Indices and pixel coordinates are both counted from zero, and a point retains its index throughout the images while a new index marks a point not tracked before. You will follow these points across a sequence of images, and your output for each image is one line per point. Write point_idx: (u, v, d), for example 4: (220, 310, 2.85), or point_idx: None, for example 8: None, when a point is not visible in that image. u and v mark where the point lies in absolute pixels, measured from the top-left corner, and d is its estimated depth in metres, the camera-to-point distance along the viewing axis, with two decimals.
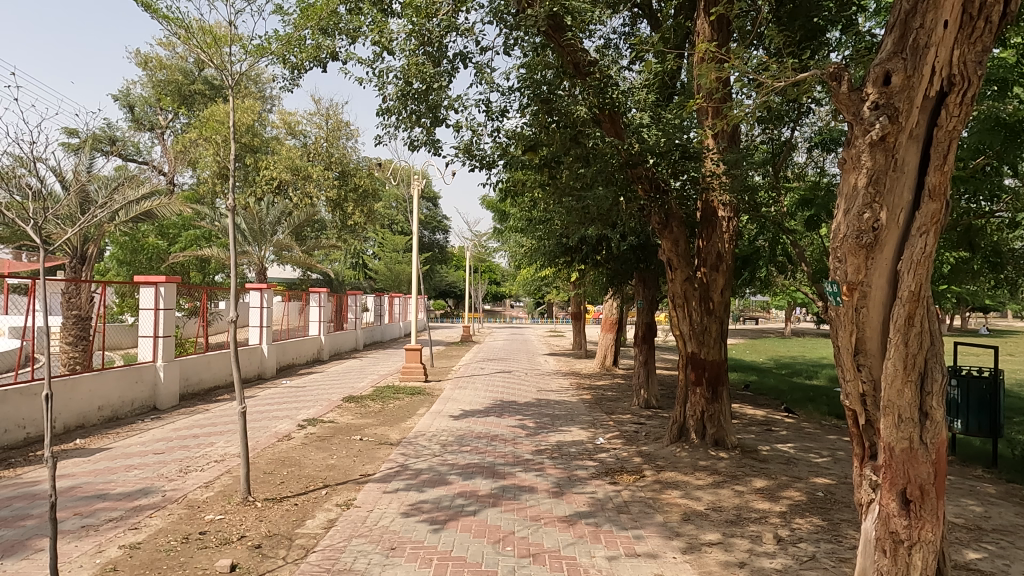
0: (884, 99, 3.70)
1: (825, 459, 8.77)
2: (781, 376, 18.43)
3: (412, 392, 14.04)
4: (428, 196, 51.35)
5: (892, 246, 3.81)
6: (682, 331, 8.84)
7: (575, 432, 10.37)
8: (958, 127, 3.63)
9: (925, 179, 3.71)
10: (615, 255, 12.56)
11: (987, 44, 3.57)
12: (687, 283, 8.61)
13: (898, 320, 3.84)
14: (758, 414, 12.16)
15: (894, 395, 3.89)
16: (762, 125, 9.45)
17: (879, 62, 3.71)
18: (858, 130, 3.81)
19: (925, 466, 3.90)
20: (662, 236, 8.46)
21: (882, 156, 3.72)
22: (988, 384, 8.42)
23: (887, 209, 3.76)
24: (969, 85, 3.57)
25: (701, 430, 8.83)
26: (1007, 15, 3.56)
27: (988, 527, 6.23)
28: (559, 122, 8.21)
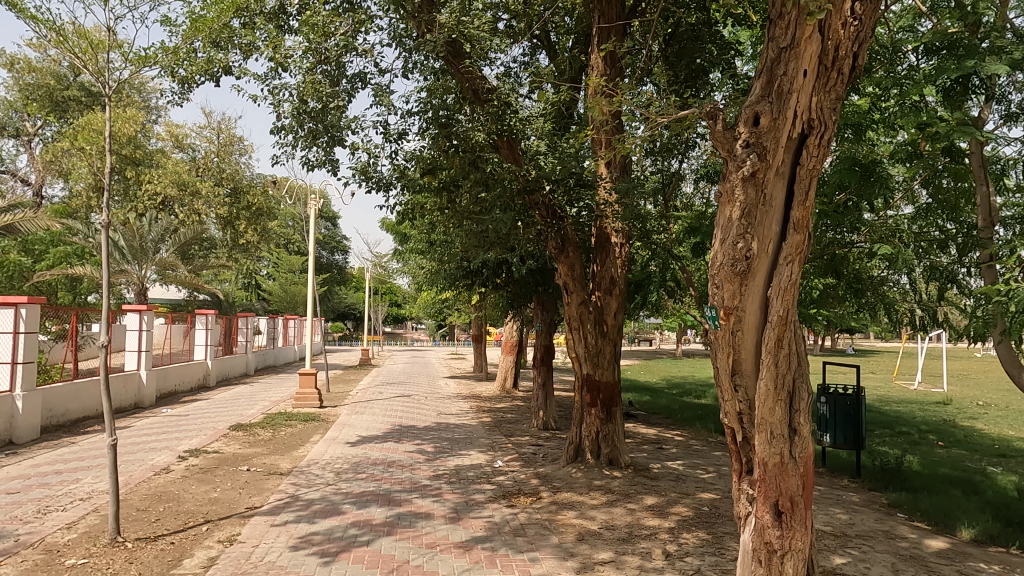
0: (753, 138, 4.00)
1: (710, 474, 9.22)
2: (673, 395, 19.30)
3: (306, 418, 13.52)
4: (328, 215, 50.20)
5: (763, 274, 4.11)
6: (578, 354, 9.07)
7: (474, 455, 10.35)
8: (817, 166, 3.98)
9: (790, 213, 4.04)
10: (514, 278, 12.76)
11: (841, 93, 3.93)
12: (583, 307, 8.89)
13: (769, 342, 4.12)
14: (650, 433, 12.64)
15: (767, 413, 4.17)
16: (652, 157, 9.97)
17: (749, 104, 4.02)
18: (732, 166, 4.10)
19: (794, 479, 4.19)
20: (559, 260, 8.70)
21: (753, 190, 4.03)
22: (852, 400, 9.12)
23: (758, 240, 4.05)
24: (826, 128, 3.93)
25: (596, 450, 9.05)
26: (857, 67, 3.95)
27: (852, 533, 6.75)
28: (458, 146, 8.15)
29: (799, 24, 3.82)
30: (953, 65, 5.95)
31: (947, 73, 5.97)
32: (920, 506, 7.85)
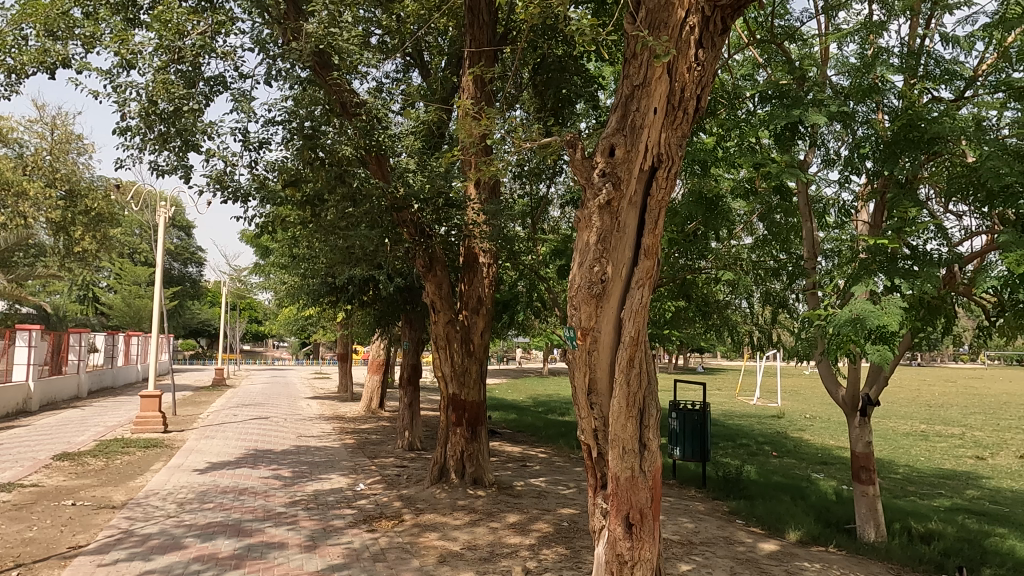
0: (609, 168, 4.23)
1: (571, 490, 9.50)
2: (538, 413, 19.75)
3: (147, 444, 12.36)
4: (182, 224, 46.75)
5: (616, 296, 4.33)
6: (445, 373, 9.05)
7: (335, 479, 9.96)
8: (665, 197, 4.27)
9: (642, 240, 4.29)
10: (382, 296, 12.54)
11: (686, 130, 4.25)
12: (450, 325, 8.88)
13: (622, 361, 4.35)
14: (515, 451, 12.82)
15: (619, 429, 4.37)
16: (521, 180, 10.25)
17: (606, 135, 4.25)
18: (589, 193, 4.31)
19: (644, 492, 4.40)
20: (426, 278, 8.70)
21: (608, 218, 4.25)
22: (699, 415, 9.79)
23: (612, 264, 4.27)
24: (674, 163, 4.24)
25: (461, 469, 9.04)
26: (700, 108, 4.30)
27: (697, 541, 7.21)
28: (324, 159, 7.78)
29: (650, 65, 4.09)
30: (783, 113, 6.65)
31: (778, 119, 6.68)
32: (756, 512, 8.56)
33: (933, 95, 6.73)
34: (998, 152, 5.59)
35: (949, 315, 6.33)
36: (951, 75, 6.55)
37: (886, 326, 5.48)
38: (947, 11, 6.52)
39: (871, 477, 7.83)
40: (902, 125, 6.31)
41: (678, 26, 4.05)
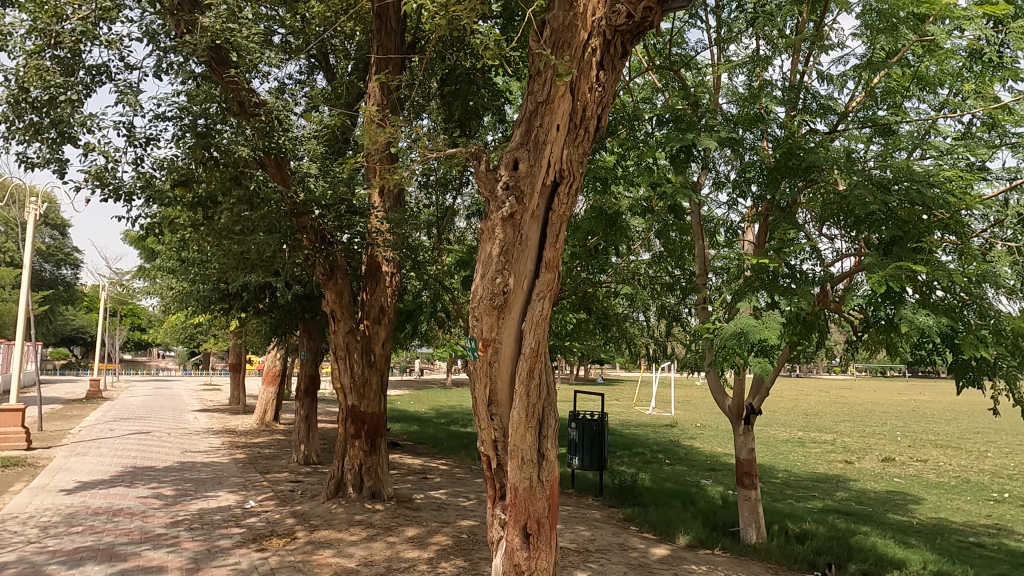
0: (512, 181, 4.29)
1: (471, 501, 9.48)
2: (441, 425, 19.61)
3: (6, 463, 11.21)
4: (55, 222, 43.01)
5: (518, 308, 4.38)
6: (344, 385, 8.81)
7: (222, 497, 9.43)
8: (566, 212, 4.38)
9: (543, 253, 4.38)
10: (279, 304, 12.06)
11: (587, 148, 4.38)
12: (349, 335, 8.69)
13: (522, 373, 4.40)
14: (415, 463, 12.65)
15: (518, 439, 4.42)
16: (427, 190, 10.20)
17: (509, 149, 4.31)
18: (492, 205, 4.35)
19: (542, 502, 4.46)
20: (326, 286, 8.50)
21: (511, 230, 4.30)
22: (597, 425, 10.04)
23: (514, 276, 4.32)
24: (574, 179, 4.36)
25: (359, 483, 8.80)
26: (600, 127, 4.45)
27: (593, 548, 7.38)
28: (220, 159, 7.37)
29: (553, 83, 4.19)
30: (678, 136, 7.00)
31: (674, 141, 7.02)
32: (649, 519, 8.88)
33: (811, 127, 7.27)
34: (865, 182, 6.13)
35: (821, 330, 6.85)
36: (826, 110, 7.13)
37: (767, 339, 5.85)
38: (823, 51, 7.10)
39: (753, 482, 8.30)
40: (783, 153, 6.79)
41: (581, 47, 4.19)
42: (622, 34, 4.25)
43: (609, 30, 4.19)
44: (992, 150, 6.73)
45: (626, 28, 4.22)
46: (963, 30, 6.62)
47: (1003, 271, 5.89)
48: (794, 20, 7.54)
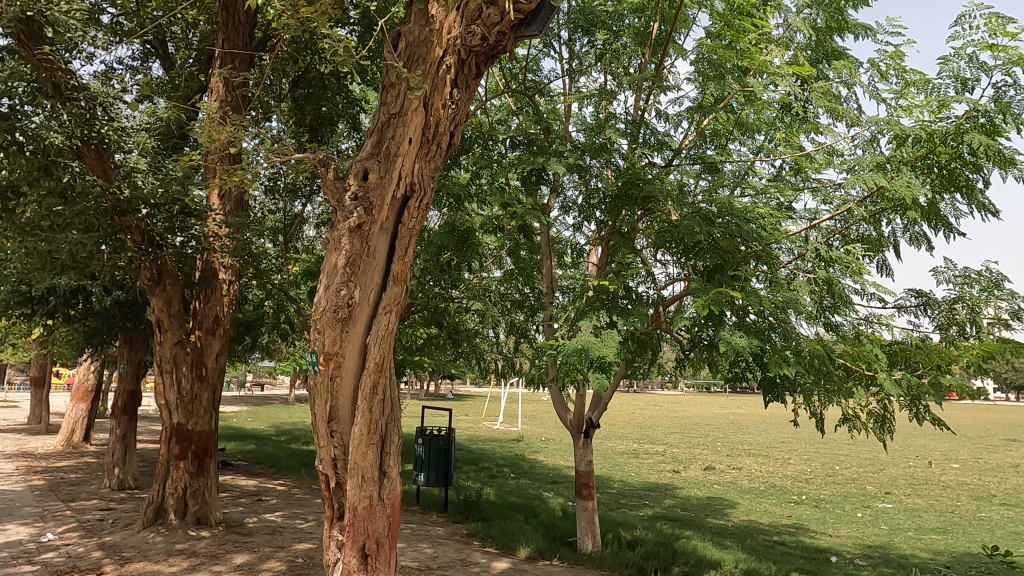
0: (361, 192, 4.20)
1: (309, 523, 9.03)
2: (280, 443, 18.55)
3: None
4: None
5: (362, 321, 4.29)
6: (168, 402, 8.07)
7: (11, 530, 8.20)
8: (415, 226, 4.35)
9: (391, 266, 4.32)
10: (95, 310, 10.82)
11: (439, 163, 4.39)
12: (178, 346, 7.98)
13: (365, 389, 4.30)
14: (249, 485, 11.84)
15: (359, 457, 4.29)
16: (274, 195, 9.69)
17: (359, 159, 4.21)
18: (340, 215, 4.24)
19: (381, 521, 4.35)
20: (152, 293, 7.76)
21: (358, 241, 4.22)
22: (444, 441, 10.00)
23: (359, 288, 4.24)
24: (425, 194, 4.36)
25: (182, 508, 8.07)
26: (453, 144, 4.48)
27: (435, 566, 7.30)
28: (27, 145, 6.50)
29: (407, 96, 4.17)
30: (530, 158, 7.23)
31: (525, 163, 7.25)
32: (491, 533, 8.98)
33: (650, 160, 7.83)
34: (694, 214, 6.70)
35: (654, 348, 7.34)
36: (663, 145, 7.72)
37: (605, 356, 6.18)
38: (662, 91, 7.70)
39: (590, 493, 8.68)
40: (625, 182, 7.26)
41: (435, 63, 4.22)
42: (476, 55, 4.33)
43: (464, 49, 4.26)
44: (797, 192, 7.65)
45: (480, 49, 4.32)
46: (777, 85, 7.48)
47: (804, 299, 6.67)
48: (638, 60, 8.12)
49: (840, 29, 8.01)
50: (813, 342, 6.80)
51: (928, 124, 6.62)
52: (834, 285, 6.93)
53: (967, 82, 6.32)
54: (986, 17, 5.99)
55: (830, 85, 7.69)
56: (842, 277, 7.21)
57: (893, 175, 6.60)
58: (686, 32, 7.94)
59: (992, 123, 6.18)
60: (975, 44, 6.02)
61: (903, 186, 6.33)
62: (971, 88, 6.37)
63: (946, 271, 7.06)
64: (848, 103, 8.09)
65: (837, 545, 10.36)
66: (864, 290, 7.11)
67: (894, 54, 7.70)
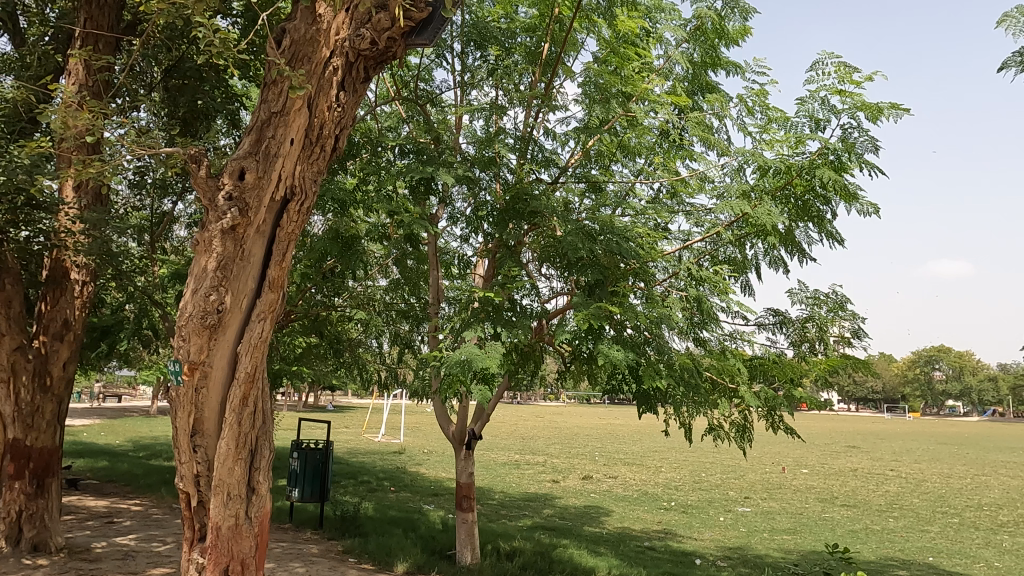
0: (237, 192, 3.99)
1: (167, 546, 8.36)
2: (138, 459, 17.11)
3: None
4: None
5: (233, 329, 4.07)
6: (3, 415, 7.22)
7: None
8: (295, 230, 4.18)
9: (267, 272, 4.12)
10: None
11: (322, 166, 4.25)
12: (17, 353, 7.16)
13: (233, 401, 4.07)
14: (99, 505, 10.79)
15: (225, 473, 4.05)
16: (139, 191, 8.97)
17: (235, 157, 4.00)
18: (212, 215, 4.00)
19: (248, 541, 4.11)
20: None
21: (231, 244, 4.00)
22: (321, 454, 9.63)
23: (231, 293, 4.01)
24: (307, 197, 4.19)
25: (16, 535, 7.16)
26: (339, 148, 4.35)
27: None
28: None
29: (289, 95, 4.00)
30: (419, 167, 7.16)
31: (414, 172, 7.16)
32: (368, 549, 8.74)
33: (537, 175, 8.00)
34: (577, 230, 6.91)
35: (536, 360, 7.47)
36: (550, 162, 7.92)
37: (488, 367, 6.20)
38: (551, 109, 7.91)
39: (471, 505, 8.68)
40: (513, 196, 7.36)
41: (321, 64, 4.09)
42: (365, 59, 4.25)
43: (352, 52, 4.15)
44: (672, 214, 8.11)
45: (370, 54, 4.23)
46: (657, 112, 7.92)
47: (676, 315, 7.06)
48: (528, 78, 8.30)
49: (714, 65, 8.60)
50: (683, 356, 7.21)
51: (787, 158, 7.24)
52: (702, 303, 7.39)
53: (820, 122, 6.99)
54: (836, 65, 6.66)
55: (704, 116, 8.23)
56: (711, 296, 7.71)
57: (756, 203, 7.15)
58: (575, 55, 8.21)
59: (840, 161, 6.86)
60: (827, 89, 6.67)
61: (765, 214, 6.87)
62: (823, 128, 7.04)
63: (800, 292, 7.75)
64: (720, 133, 8.70)
65: (701, 548, 10.98)
66: (729, 308, 7.64)
67: (760, 92, 8.38)
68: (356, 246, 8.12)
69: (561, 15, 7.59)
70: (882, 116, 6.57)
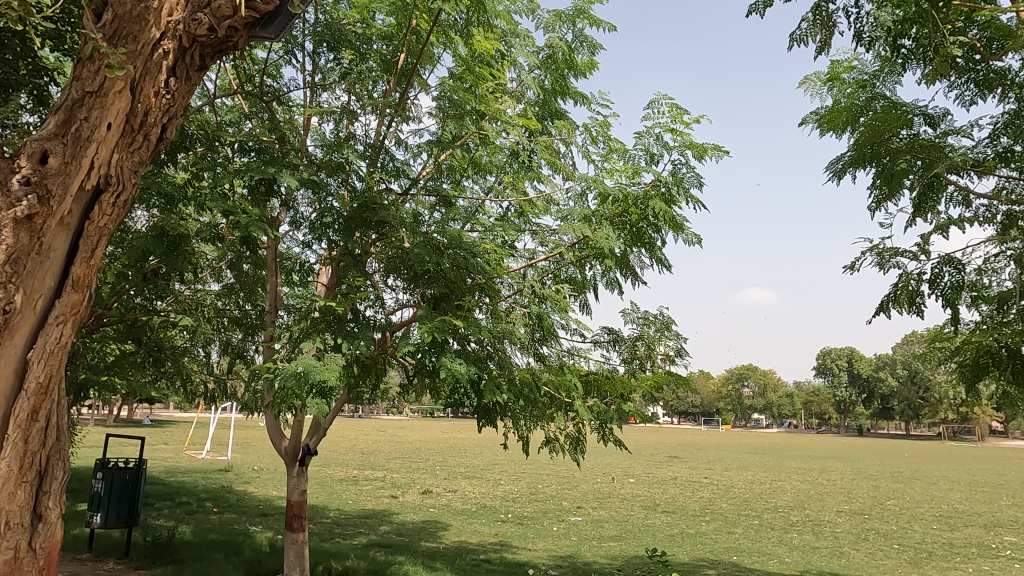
0: (36, 176, 3.50)
1: None
2: None
3: None
4: None
5: (23, 333, 3.54)
6: None
7: None
8: (108, 225, 3.80)
9: (70, 269, 3.68)
10: None
11: (143, 157, 3.89)
12: None
13: (20, 415, 3.59)
14: None
15: (5, 500, 3.55)
16: None
17: (36, 138, 3.50)
18: (0, 201, 3.43)
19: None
20: None
21: (26, 236, 3.48)
22: (131, 474, 8.71)
23: (22, 292, 3.48)
24: (122, 189, 3.80)
25: None
26: (165, 138, 4.01)
27: None
28: None
29: (109, 75, 3.58)
30: (259, 167, 6.71)
31: (254, 171, 6.68)
32: None
33: (387, 185, 7.87)
34: (425, 243, 6.88)
35: (378, 374, 7.30)
36: (400, 173, 7.82)
37: (326, 380, 5.93)
38: (404, 120, 7.85)
39: (302, 524, 8.26)
40: (360, 204, 7.15)
41: (149, 45, 3.71)
42: (201, 46, 3.97)
43: (187, 36, 3.86)
44: (518, 232, 8.35)
45: (207, 40, 3.96)
46: (508, 133, 8.12)
47: (518, 330, 7.25)
48: (382, 86, 8.20)
49: (562, 93, 9.03)
50: (524, 371, 7.42)
51: (624, 186, 7.76)
52: (543, 320, 7.68)
53: (654, 156, 7.57)
54: (669, 106, 7.28)
55: (552, 141, 8.61)
56: (552, 313, 8.02)
57: (596, 227, 7.58)
58: (431, 69, 8.24)
59: (670, 193, 7.47)
60: (661, 126, 7.24)
61: (603, 238, 7.29)
62: (656, 162, 7.63)
63: (631, 313, 8.29)
64: (565, 159, 9.12)
65: (534, 559, 11.30)
66: (568, 325, 8.00)
67: (603, 123, 8.93)
68: (184, 245, 7.43)
69: (418, 27, 7.58)
70: (706, 155, 7.27)
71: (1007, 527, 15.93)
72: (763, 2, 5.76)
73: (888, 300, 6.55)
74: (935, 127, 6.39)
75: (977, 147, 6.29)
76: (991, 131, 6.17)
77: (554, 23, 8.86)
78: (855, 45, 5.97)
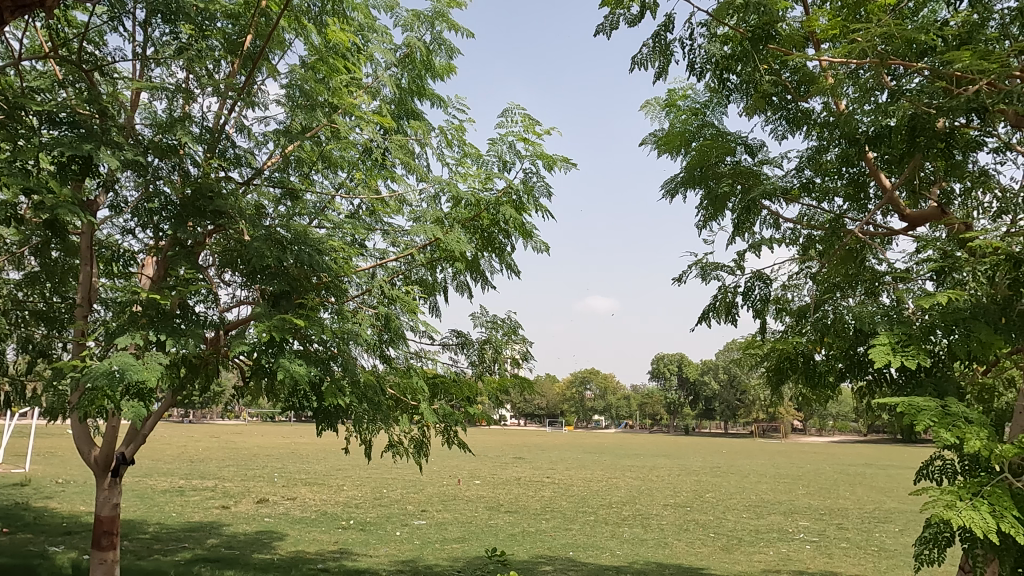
0: None
1: None
2: None
3: None
4: None
5: None
6: None
7: None
8: None
9: None
10: None
11: None
12: None
13: None
14: None
15: None
16: None
17: None
18: None
19: None
20: None
21: None
22: None
23: None
24: None
25: None
26: None
27: None
28: None
29: None
30: (74, 143, 5.96)
31: (65, 147, 5.90)
32: None
33: (226, 173, 7.34)
34: (266, 237, 6.46)
35: (208, 376, 6.76)
36: (241, 161, 7.31)
37: (145, 381, 5.38)
38: (248, 107, 7.41)
39: (112, 542, 7.46)
40: (194, 191, 6.57)
41: None
42: None
43: None
44: (369, 231, 8.14)
45: None
46: (361, 129, 7.91)
47: (365, 331, 7.07)
48: (225, 67, 7.69)
49: (419, 94, 8.97)
50: (368, 373, 7.26)
51: (477, 191, 7.86)
52: (391, 321, 7.56)
53: (507, 164, 7.75)
54: (523, 116, 7.50)
55: (407, 141, 8.52)
56: (400, 315, 7.92)
57: (448, 229, 7.59)
58: (280, 55, 7.81)
59: (520, 201, 7.65)
60: (514, 134, 7.43)
61: (454, 241, 7.33)
62: (509, 169, 7.81)
63: (480, 317, 8.41)
64: (419, 159, 9.07)
65: (374, 565, 11.06)
66: (416, 327, 7.94)
67: (458, 127, 9.00)
68: None
69: (268, 9, 7.18)
70: (555, 167, 7.56)
71: (801, 513, 18.11)
72: (610, 25, 6.12)
73: (709, 310, 7.19)
74: (753, 156, 7.13)
75: (786, 176, 7.10)
76: (797, 163, 6.99)
77: (412, 22, 8.79)
78: (689, 75, 6.49)
